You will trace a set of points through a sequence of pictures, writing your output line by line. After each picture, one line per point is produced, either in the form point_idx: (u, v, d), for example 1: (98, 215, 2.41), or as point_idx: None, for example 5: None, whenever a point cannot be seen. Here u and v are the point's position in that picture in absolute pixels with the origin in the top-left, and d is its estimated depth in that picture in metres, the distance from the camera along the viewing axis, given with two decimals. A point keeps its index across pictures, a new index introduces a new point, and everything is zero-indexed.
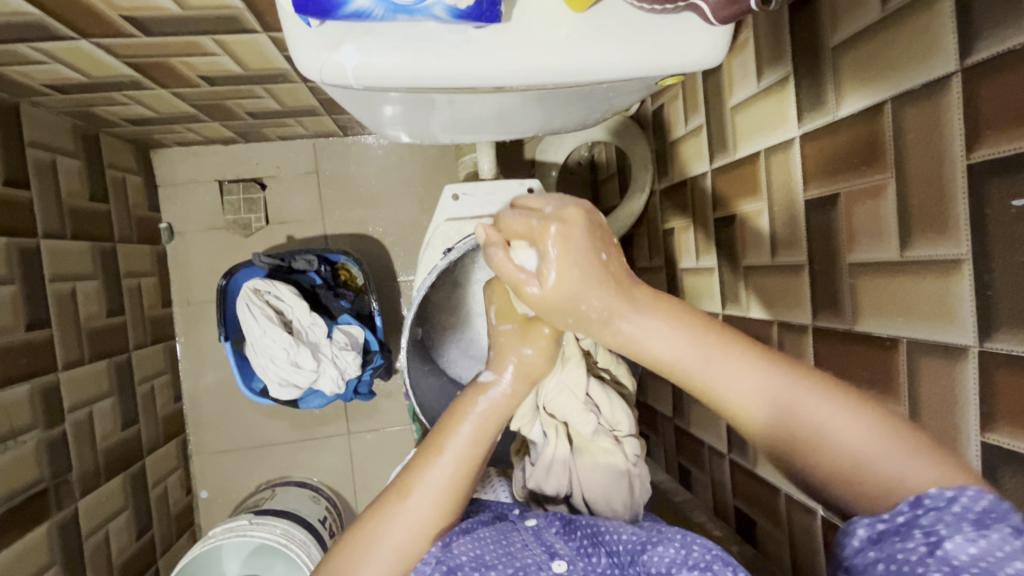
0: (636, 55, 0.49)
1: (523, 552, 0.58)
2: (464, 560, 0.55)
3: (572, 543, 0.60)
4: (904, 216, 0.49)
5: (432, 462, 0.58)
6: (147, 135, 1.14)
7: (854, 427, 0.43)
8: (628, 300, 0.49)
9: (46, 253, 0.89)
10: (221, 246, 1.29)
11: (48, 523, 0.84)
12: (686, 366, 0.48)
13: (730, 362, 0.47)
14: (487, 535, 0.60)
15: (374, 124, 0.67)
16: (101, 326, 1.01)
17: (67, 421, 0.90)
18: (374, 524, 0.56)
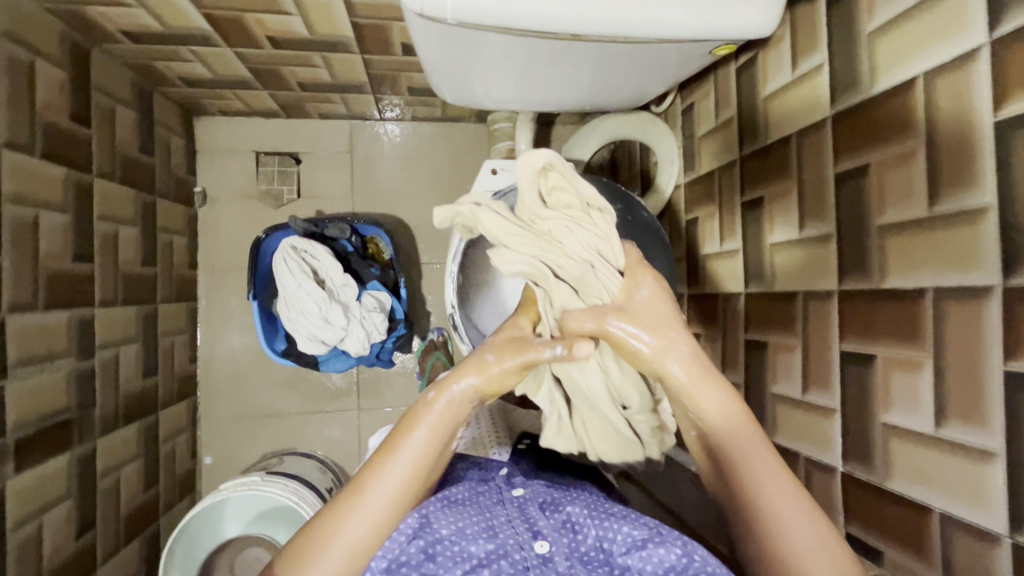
0: (701, 17, 0.55)
1: (506, 530, 0.58)
2: (445, 534, 0.56)
3: (554, 521, 0.59)
4: (933, 176, 0.55)
5: (384, 471, 0.57)
6: (196, 99, 1.19)
7: (829, 571, 0.51)
8: (709, 389, 0.56)
9: (98, 192, 0.92)
10: (250, 215, 1.32)
11: (69, 455, 0.84)
12: (733, 439, 0.55)
13: (768, 463, 0.54)
14: (470, 505, 0.60)
15: (437, 77, 0.71)
16: (134, 273, 1.03)
17: (96, 357, 0.91)
18: (328, 525, 0.56)
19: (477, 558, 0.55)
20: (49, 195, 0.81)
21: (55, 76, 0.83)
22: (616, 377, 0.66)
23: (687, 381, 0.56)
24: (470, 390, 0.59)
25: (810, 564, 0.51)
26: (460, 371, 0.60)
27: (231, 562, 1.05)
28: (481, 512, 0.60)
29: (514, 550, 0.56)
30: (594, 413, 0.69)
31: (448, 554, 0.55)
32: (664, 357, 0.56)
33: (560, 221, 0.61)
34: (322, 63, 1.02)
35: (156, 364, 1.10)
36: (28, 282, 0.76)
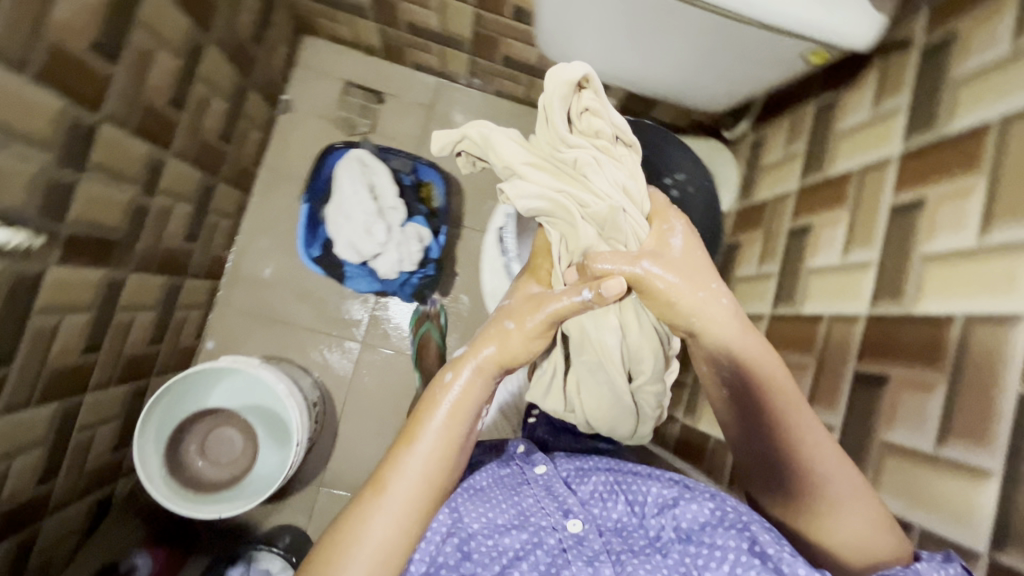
0: (806, 10, 0.60)
1: (536, 514, 0.63)
2: (476, 528, 0.61)
3: (579, 496, 0.65)
4: (989, 209, 0.57)
5: (404, 454, 0.61)
6: (313, 15, 1.28)
7: (866, 517, 0.56)
8: (739, 321, 0.62)
9: (209, 55, 1.00)
10: (323, 134, 1.39)
11: (104, 274, 0.87)
12: (760, 379, 0.61)
13: (803, 416, 0.60)
14: (499, 494, 0.65)
15: (542, 25, 0.77)
16: (211, 142, 1.09)
17: (155, 199, 0.96)
18: (352, 527, 0.58)
19: (514, 547, 0.60)
20: (173, 36, 0.87)
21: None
22: (634, 339, 0.67)
23: (707, 318, 0.62)
24: (488, 363, 0.64)
25: (849, 510, 0.56)
26: (469, 352, 0.65)
27: (202, 439, 1.04)
28: (508, 497, 0.65)
29: (548, 534, 0.61)
30: (594, 379, 0.69)
31: (486, 546, 0.60)
32: (691, 304, 0.61)
33: (587, 152, 0.63)
34: (437, 7, 1.09)
35: (199, 233, 1.15)
36: (130, 101, 0.82)
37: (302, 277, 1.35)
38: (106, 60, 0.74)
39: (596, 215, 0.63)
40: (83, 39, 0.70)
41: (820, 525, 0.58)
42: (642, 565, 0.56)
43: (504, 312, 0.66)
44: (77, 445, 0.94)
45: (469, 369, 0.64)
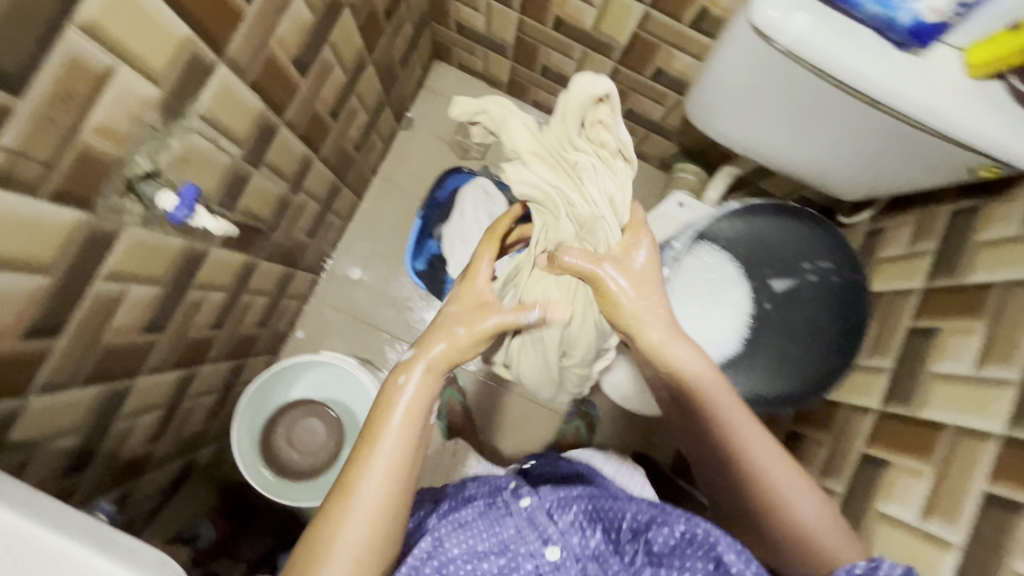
0: (996, 132, 0.61)
1: (514, 542, 0.62)
2: (455, 553, 0.60)
3: (563, 519, 0.63)
4: None
5: (365, 458, 0.57)
6: (451, 45, 1.36)
7: (811, 508, 0.63)
8: (675, 330, 0.67)
9: (367, 73, 1.08)
10: (437, 154, 1.46)
11: (244, 258, 0.94)
12: (708, 385, 0.66)
13: (756, 429, 0.66)
14: (478, 520, 0.63)
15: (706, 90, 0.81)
16: (348, 149, 1.17)
17: (297, 195, 1.03)
18: (323, 540, 0.54)
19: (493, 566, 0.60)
20: (347, 55, 0.95)
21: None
22: (573, 330, 0.80)
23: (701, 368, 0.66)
24: (439, 357, 0.64)
25: (795, 501, 0.63)
26: (429, 338, 0.66)
27: (290, 429, 1.08)
28: (488, 527, 0.63)
29: (525, 558, 0.61)
30: (537, 349, 0.86)
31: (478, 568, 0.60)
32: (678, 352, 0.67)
33: (588, 159, 0.66)
34: (577, 56, 1.15)
35: (317, 230, 1.22)
36: (304, 109, 0.89)
37: (394, 285, 1.41)
38: (299, 72, 0.82)
39: (577, 215, 0.69)
40: (290, 52, 0.77)
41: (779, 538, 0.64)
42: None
43: (449, 317, 0.68)
44: (185, 409, 1.00)
45: (421, 367, 0.63)
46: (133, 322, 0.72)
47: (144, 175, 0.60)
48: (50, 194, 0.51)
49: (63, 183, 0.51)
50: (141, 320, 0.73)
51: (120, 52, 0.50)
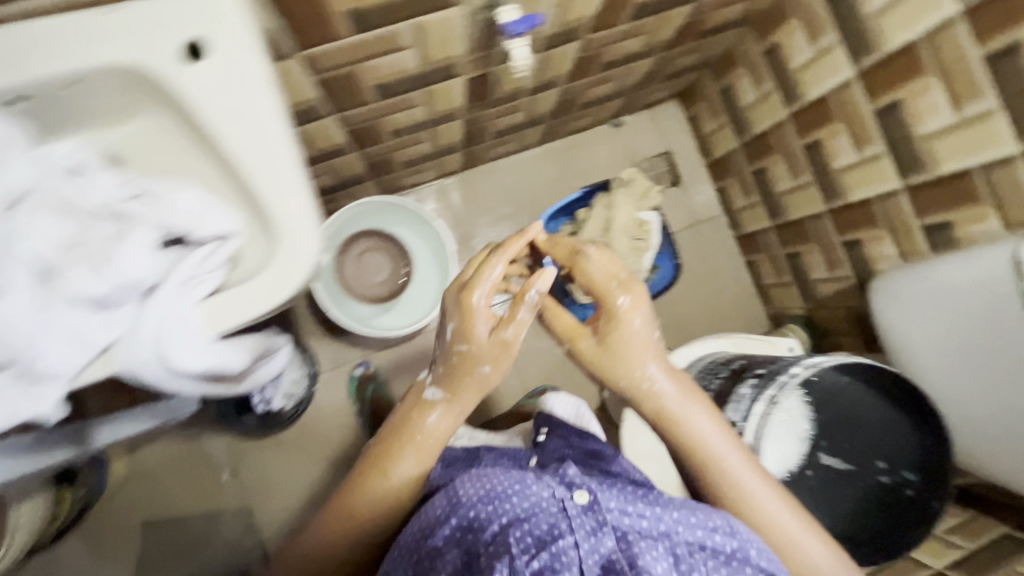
0: None
1: (535, 514, 0.64)
2: (467, 501, 0.68)
3: (586, 523, 0.63)
4: None
5: (440, 410, 0.77)
6: (701, 98, 1.45)
7: (754, 480, 0.73)
8: (637, 304, 0.74)
9: (644, 62, 1.16)
10: (619, 163, 1.53)
11: (461, 107, 1.01)
12: (668, 402, 0.75)
13: (702, 412, 0.76)
14: (501, 479, 0.69)
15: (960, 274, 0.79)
16: (577, 101, 1.24)
17: (525, 99, 1.10)
18: (343, 517, 0.76)
19: (514, 512, 0.64)
20: (655, 34, 1.03)
21: (736, 11, 1.08)
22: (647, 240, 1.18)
23: (724, 447, 0.74)
24: (442, 415, 0.77)
25: (725, 458, 0.73)
26: (465, 387, 0.76)
27: (364, 251, 1.16)
28: (520, 497, 0.66)
29: (547, 518, 0.63)
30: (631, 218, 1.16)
31: (479, 507, 0.66)
32: (705, 425, 0.74)
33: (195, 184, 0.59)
34: (798, 183, 1.21)
35: (502, 137, 1.29)
36: (600, 44, 0.97)
37: (507, 227, 1.47)
38: (629, 16, 0.90)
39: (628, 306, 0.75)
40: None
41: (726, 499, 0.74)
42: (654, 556, 0.61)
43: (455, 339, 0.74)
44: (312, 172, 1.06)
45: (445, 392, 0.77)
46: (384, 76, 0.78)
47: None
48: None
49: None
50: (385, 80, 0.80)
51: None
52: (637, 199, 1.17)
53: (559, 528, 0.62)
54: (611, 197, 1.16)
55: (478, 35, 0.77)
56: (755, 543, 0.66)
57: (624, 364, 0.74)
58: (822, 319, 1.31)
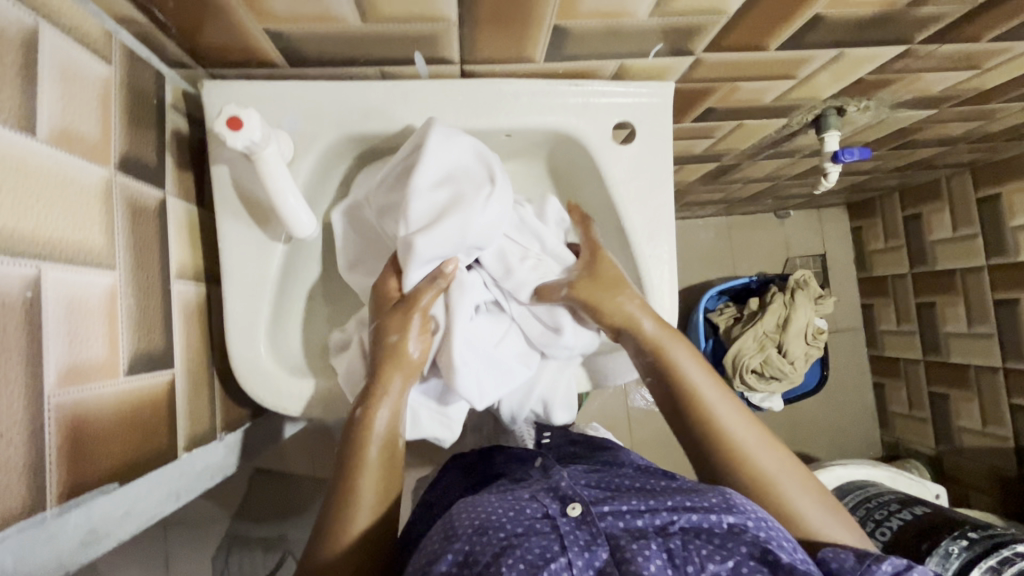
0: None
1: (507, 522, 0.44)
2: (468, 527, 0.43)
3: (565, 531, 0.43)
4: None
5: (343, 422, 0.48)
6: (878, 215, 1.46)
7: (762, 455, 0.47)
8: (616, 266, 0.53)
9: (861, 175, 1.18)
10: (774, 253, 1.52)
11: (690, 180, 1.03)
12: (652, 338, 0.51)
13: (695, 365, 0.51)
14: (500, 499, 0.48)
15: None
16: (774, 192, 1.25)
17: (740, 184, 1.12)
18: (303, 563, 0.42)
19: (508, 539, 0.42)
20: (893, 159, 1.05)
21: (977, 155, 1.08)
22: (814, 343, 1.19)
23: (711, 392, 0.50)
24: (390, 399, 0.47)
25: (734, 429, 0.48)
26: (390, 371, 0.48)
27: None
28: (493, 522, 0.44)
29: (533, 531, 0.43)
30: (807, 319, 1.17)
31: (472, 543, 0.42)
32: (687, 369, 0.50)
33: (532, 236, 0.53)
34: (976, 331, 1.22)
35: (686, 206, 1.30)
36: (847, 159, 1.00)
37: None
38: (894, 146, 0.93)
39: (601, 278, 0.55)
40: (924, 135, 0.88)
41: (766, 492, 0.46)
42: (645, 554, 0.39)
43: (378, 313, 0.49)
44: None
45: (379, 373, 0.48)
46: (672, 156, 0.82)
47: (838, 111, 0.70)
48: (855, 90, 0.63)
49: (866, 89, 0.63)
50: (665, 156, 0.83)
51: (982, 79, 0.64)
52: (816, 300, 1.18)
53: (552, 551, 0.40)
54: (792, 303, 1.15)
55: (773, 139, 0.80)
56: (758, 517, 0.42)
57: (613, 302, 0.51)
58: (956, 465, 1.30)
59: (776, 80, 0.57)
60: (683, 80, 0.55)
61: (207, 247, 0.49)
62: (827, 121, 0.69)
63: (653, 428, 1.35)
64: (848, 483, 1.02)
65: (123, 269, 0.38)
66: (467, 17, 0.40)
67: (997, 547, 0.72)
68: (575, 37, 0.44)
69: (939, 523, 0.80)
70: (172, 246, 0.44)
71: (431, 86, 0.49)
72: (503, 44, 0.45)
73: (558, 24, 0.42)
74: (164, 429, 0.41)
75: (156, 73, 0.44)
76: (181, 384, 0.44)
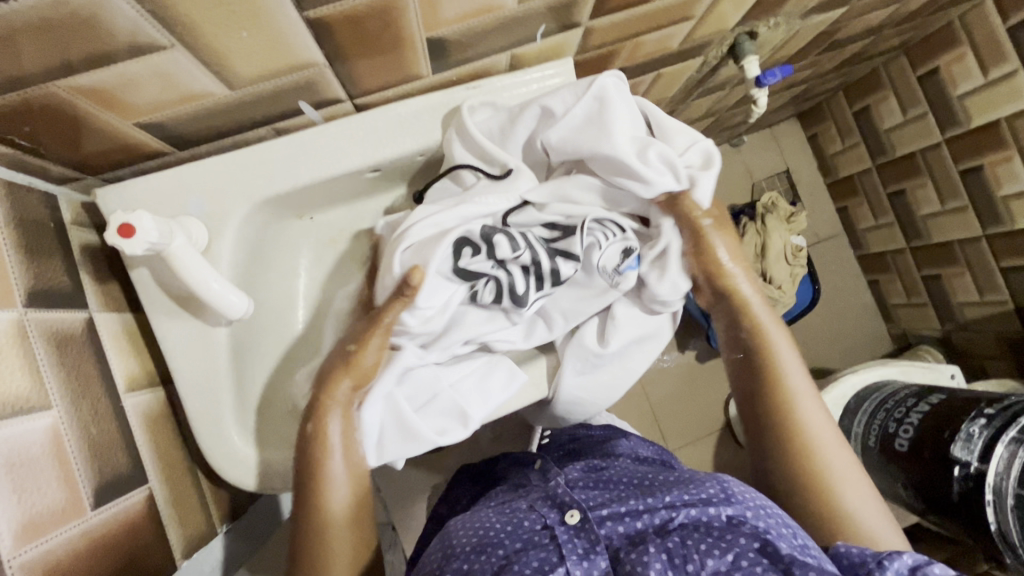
0: None
1: (509, 538, 0.44)
2: (467, 543, 0.44)
3: (564, 542, 0.43)
4: None
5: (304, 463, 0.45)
6: (829, 119, 1.44)
7: (817, 424, 0.49)
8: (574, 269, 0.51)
9: (800, 84, 1.16)
10: (740, 181, 1.51)
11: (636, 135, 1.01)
12: (739, 297, 0.53)
13: (781, 333, 0.53)
14: (497, 512, 0.49)
15: None
16: (723, 124, 1.24)
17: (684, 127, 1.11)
18: None
19: (508, 555, 0.42)
20: (825, 61, 1.03)
21: (907, 35, 1.07)
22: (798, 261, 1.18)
23: (786, 359, 0.52)
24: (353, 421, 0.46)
25: (799, 398, 0.50)
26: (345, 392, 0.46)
27: None
28: (500, 533, 0.45)
29: (535, 545, 0.43)
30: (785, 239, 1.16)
31: (470, 560, 0.42)
32: (784, 358, 0.52)
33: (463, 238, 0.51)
34: (949, 207, 1.21)
35: None
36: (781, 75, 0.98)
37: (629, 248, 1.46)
38: (821, 49, 0.91)
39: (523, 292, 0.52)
40: (845, 32, 0.87)
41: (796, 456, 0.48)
42: (644, 560, 0.40)
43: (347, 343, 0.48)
44: None
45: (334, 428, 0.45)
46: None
47: (749, 36, 0.68)
48: (758, 12, 0.62)
49: (768, 8, 0.62)
50: None
51: None
52: (788, 219, 1.17)
53: (552, 562, 0.42)
54: (765, 224, 1.15)
55: (697, 79, 0.78)
56: (756, 504, 0.43)
57: (711, 258, 0.52)
58: (964, 341, 1.31)
59: (675, 25, 0.56)
60: (581, 51, 0.54)
61: (153, 349, 0.48)
62: (744, 50, 0.68)
63: (665, 385, 1.34)
64: (864, 389, 1.01)
65: (62, 403, 0.37)
66: (333, 55, 0.39)
67: (1016, 420, 0.72)
68: (453, 44, 0.43)
69: (958, 407, 0.80)
70: (112, 360, 0.43)
71: (322, 130, 0.47)
72: (384, 68, 0.43)
73: (430, 36, 0.41)
74: (154, 546, 0.40)
75: (45, 195, 0.42)
76: (162, 494, 0.43)
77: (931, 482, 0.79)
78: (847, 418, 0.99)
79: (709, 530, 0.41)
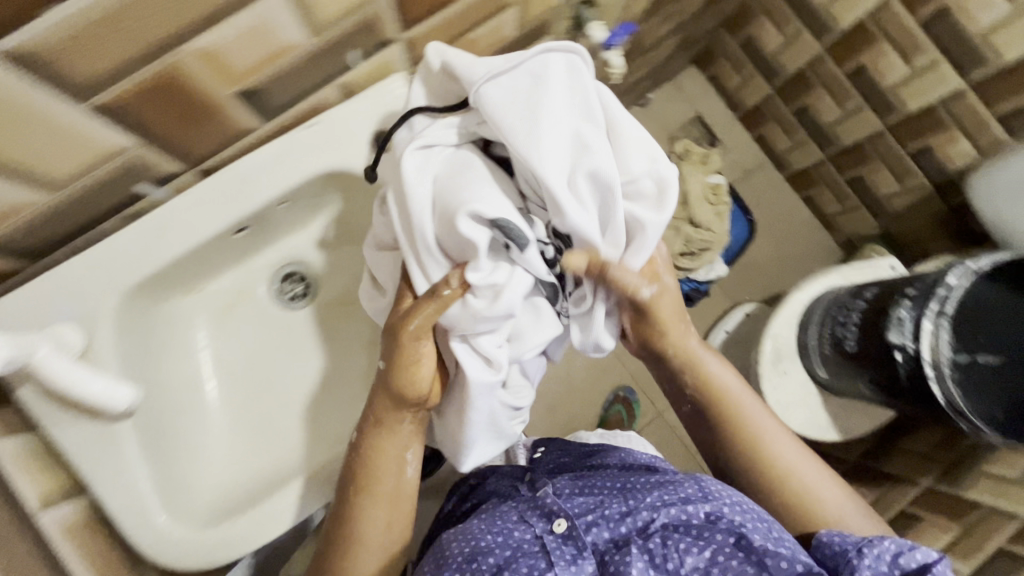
0: None
1: (501, 546, 0.48)
2: (457, 553, 0.48)
3: (554, 549, 0.48)
4: None
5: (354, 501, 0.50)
6: (722, 57, 1.48)
7: (790, 453, 0.59)
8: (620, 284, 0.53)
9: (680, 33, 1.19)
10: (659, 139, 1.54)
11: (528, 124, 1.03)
12: (706, 371, 0.61)
13: (747, 388, 0.62)
14: (489, 517, 0.53)
15: None
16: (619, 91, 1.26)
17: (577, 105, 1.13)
18: None
19: (498, 562, 0.47)
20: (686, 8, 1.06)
21: None
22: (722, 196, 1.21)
23: (752, 406, 0.61)
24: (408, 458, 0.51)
25: (769, 437, 0.60)
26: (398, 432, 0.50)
27: None
28: (498, 541, 0.49)
29: (525, 554, 0.48)
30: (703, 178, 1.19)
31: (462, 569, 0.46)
32: (753, 410, 0.61)
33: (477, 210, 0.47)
34: (848, 109, 1.25)
35: None
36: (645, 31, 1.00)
37: None
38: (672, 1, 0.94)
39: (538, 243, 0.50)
40: None
41: (779, 491, 0.58)
42: (627, 561, 0.46)
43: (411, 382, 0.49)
44: None
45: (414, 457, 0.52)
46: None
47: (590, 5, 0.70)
48: None
49: None
50: None
51: None
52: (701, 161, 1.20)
53: (540, 567, 0.47)
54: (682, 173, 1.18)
55: None
56: (731, 500, 0.50)
57: (666, 345, 0.59)
58: (902, 228, 1.34)
59: (497, 15, 0.58)
60: None
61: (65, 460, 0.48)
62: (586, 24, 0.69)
63: None
64: (811, 301, 1.03)
65: None
66: (142, 133, 0.40)
67: (933, 290, 0.74)
68: (268, 91, 0.44)
69: (889, 297, 0.82)
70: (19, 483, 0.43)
71: (179, 204, 0.48)
72: (208, 132, 0.44)
73: (241, 89, 0.42)
74: None
75: None
76: None
77: (883, 372, 0.82)
78: (801, 334, 1.01)
79: (688, 532, 0.48)
